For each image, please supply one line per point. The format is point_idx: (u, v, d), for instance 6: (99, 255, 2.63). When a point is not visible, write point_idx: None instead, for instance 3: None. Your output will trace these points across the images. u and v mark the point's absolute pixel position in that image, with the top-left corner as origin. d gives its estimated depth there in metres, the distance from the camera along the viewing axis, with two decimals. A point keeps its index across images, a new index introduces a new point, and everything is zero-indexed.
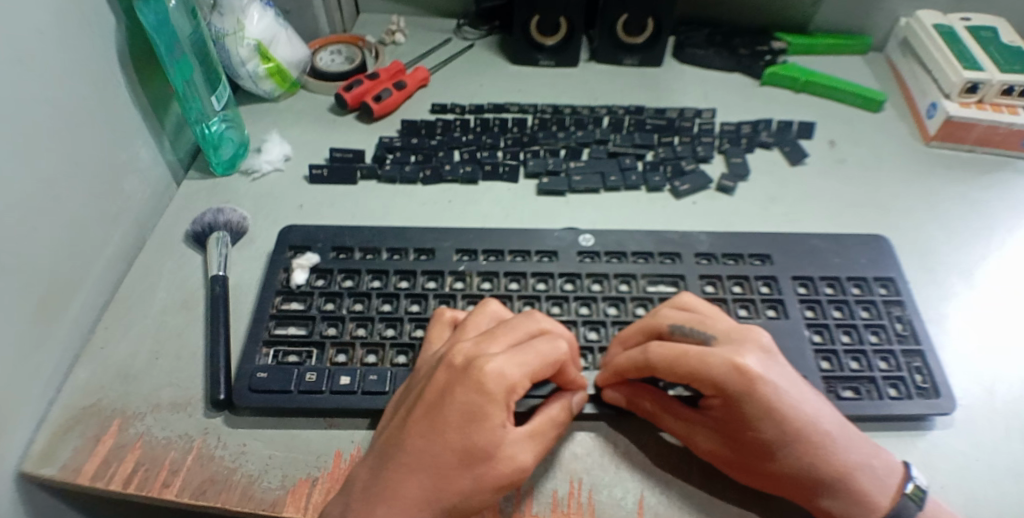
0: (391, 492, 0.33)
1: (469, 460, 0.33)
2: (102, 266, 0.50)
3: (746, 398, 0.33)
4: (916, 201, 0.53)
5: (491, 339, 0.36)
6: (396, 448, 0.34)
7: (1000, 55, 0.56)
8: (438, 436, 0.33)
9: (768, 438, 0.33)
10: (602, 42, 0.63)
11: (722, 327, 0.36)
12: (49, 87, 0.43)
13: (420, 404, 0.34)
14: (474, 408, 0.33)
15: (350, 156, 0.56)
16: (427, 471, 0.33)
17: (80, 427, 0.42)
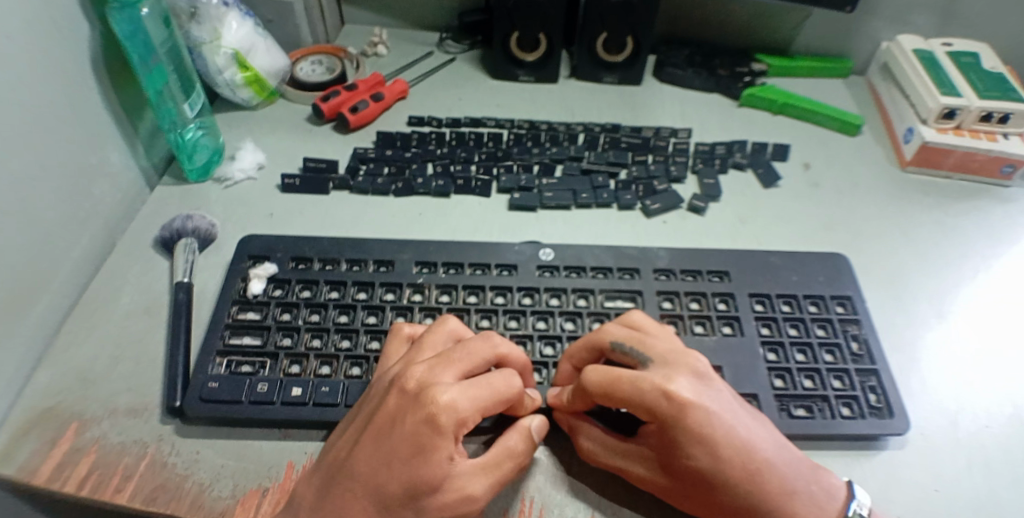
0: (336, 515, 0.34)
1: (414, 490, 0.33)
2: (67, 268, 0.50)
3: (677, 426, 0.33)
4: (889, 227, 0.53)
5: (445, 364, 0.36)
6: (344, 471, 0.34)
7: (980, 81, 0.56)
8: (384, 463, 0.33)
9: (702, 466, 0.32)
10: (581, 59, 0.63)
11: (659, 349, 0.37)
12: (14, 89, 0.43)
13: (370, 428, 0.35)
14: (421, 438, 0.33)
15: (323, 166, 0.56)
16: (372, 497, 0.33)
17: (32, 432, 0.42)
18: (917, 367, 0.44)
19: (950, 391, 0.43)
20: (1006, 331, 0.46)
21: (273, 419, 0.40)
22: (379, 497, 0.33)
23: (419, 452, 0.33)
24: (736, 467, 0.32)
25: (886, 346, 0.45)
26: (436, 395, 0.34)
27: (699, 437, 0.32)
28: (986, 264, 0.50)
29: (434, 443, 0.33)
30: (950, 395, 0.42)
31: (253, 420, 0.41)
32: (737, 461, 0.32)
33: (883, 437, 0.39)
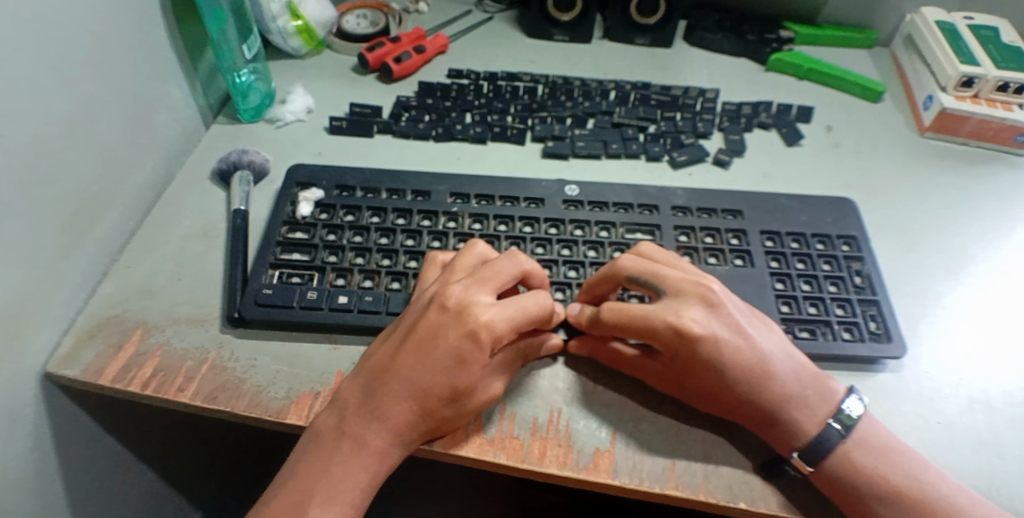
0: (382, 415, 0.36)
1: (456, 394, 0.36)
2: (131, 192, 0.54)
3: (688, 357, 0.37)
4: (905, 187, 0.55)
5: (482, 285, 0.39)
6: (387, 377, 0.37)
7: (999, 53, 0.58)
8: (429, 370, 0.36)
9: (711, 384, 0.37)
10: (615, 21, 0.65)
11: (671, 281, 0.40)
12: (91, 12, 0.46)
13: (412, 340, 0.37)
14: (465, 349, 0.36)
15: (367, 112, 0.59)
16: (416, 400, 0.36)
17: (105, 332, 0.46)
18: (923, 312, 0.47)
19: (951, 335, 0.46)
20: (1008, 286, 0.49)
21: (323, 322, 0.45)
22: (423, 399, 0.36)
23: (463, 361, 0.36)
24: (743, 386, 0.37)
25: (890, 289, 0.48)
26: (478, 314, 0.37)
27: (708, 363, 0.37)
28: (994, 224, 0.53)
29: (477, 354, 0.36)
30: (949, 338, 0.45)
31: (304, 324, 0.45)
32: (744, 382, 0.37)
33: (879, 360, 0.43)
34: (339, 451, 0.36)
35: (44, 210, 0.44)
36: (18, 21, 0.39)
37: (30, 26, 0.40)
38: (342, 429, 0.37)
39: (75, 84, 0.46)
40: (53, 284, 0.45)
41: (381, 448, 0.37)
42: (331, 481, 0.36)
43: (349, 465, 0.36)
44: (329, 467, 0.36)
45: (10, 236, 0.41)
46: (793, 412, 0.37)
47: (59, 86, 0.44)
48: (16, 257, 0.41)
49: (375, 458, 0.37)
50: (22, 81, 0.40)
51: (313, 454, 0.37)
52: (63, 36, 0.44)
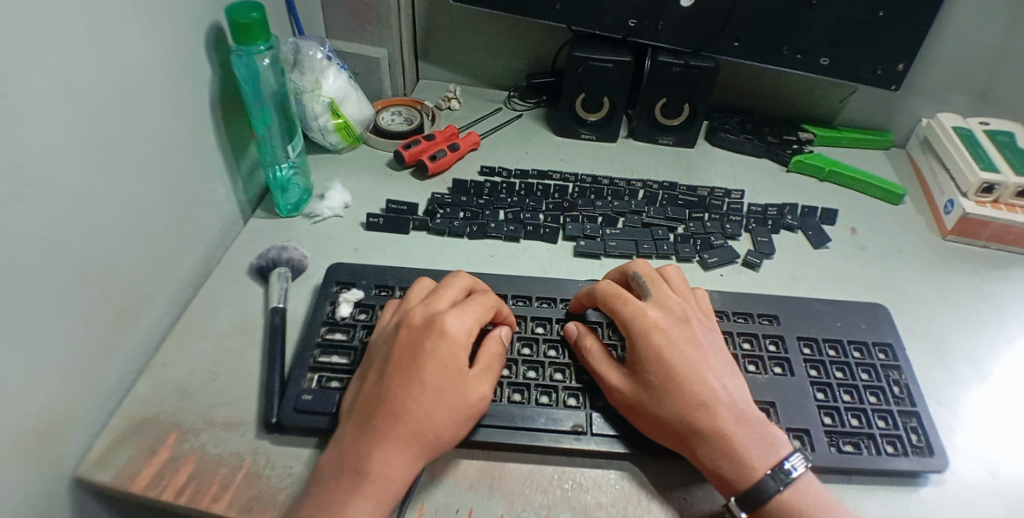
0: (386, 443, 0.39)
1: (446, 398, 0.40)
2: (169, 284, 0.54)
3: (640, 335, 0.44)
4: (934, 292, 0.56)
5: (439, 300, 0.45)
6: (382, 401, 0.40)
7: (1017, 159, 0.61)
8: (416, 380, 0.40)
9: (653, 378, 0.42)
10: (640, 123, 0.68)
11: (660, 291, 0.47)
12: (145, 116, 0.48)
13: (397, 359, 0.42)
14: (448, 354, 0.42)
15: (404, 209, 0.61)
16: (415, 416, 0.39)
17: (138, 435, 0.45)
18: (958, 421, 0.47)
19: (993, 448, 0.45)
20: None
21: None
22: (420, 413, 0.39)
23: (448, 365, 0.41)
24: (680, 403, 0.41)
25: (927, 398, 0.48)
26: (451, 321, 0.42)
27: (654, 375, 0.42)
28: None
29: (457, 356, 0.42)
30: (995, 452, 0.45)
31: None
32: (690, 388, 0.41)
33: (920, 473, 0.43)
34: (349, 489, 0.37)
35: (87, 312, 0.44)
36: (80, 132, 0.41)
37: (87, 135, 0.42)
38: (347, 467, 0.38)
39: (126, 183, 0.47)
40: (87, 385, 0.45)
41: (390, 481, 0.38)
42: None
43: (360, 503, 0.37)
44: (338, 508, 0.37)
45: (55, 340, 0.41)
46: (739, 435, 0.40)
47: (110, 190, 0.45)
48: (56, 360, 0.41)
49: (385, 492, 0.38)
50: (76, 187, 0.41)
51: (322, 496, 0.38)
52: (118, 144, 0.45)
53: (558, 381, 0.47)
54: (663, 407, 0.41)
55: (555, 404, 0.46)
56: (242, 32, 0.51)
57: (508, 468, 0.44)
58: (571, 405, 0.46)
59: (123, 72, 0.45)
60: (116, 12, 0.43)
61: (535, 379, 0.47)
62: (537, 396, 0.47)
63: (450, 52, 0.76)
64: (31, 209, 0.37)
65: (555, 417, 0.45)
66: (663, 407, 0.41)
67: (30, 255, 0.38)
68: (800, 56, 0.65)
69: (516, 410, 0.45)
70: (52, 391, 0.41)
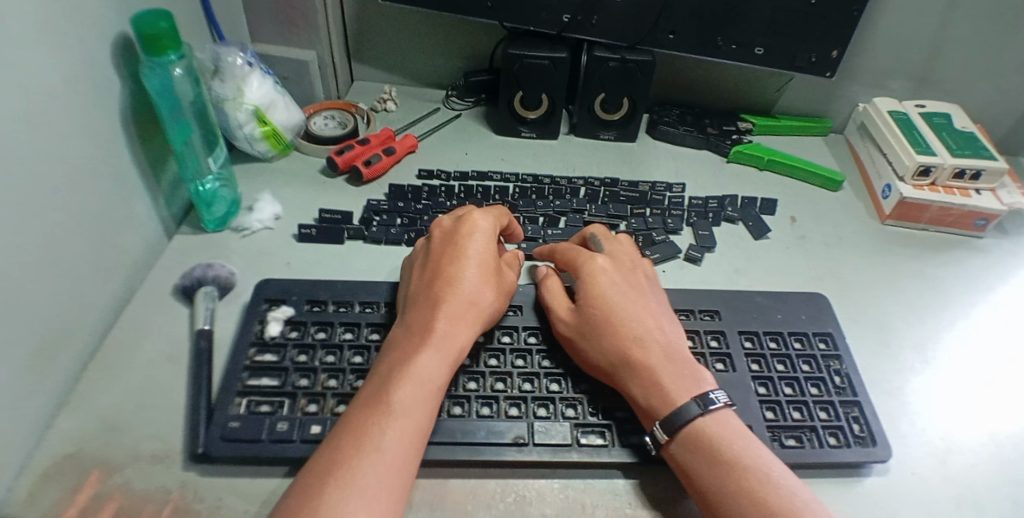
0: (431, 337, 0.42)
1: (478, 301, 0.46)
2: (91, 312, 0.51)
3: (589, 282, 0.48)
4: (871, 277, 0.58)
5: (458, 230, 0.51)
6: (423, 307, 0.45)
7: (953, 141, 0.63)
8: (453, 283, 0.46)
9: (598, 315, 0.46)
10: (582, 119, 0.68)
11: (614, 250, 0.51)
12: (54, 133, 0.45)
13: (435, 269, 0.47)
14: (478, 264, 0.48)
15: (338, 218, 0.59)
16: (454, 312, 0.44)
17: (60, 475, 0.42)
18: (906, 411, 0.47)
19: (934, 431, 0.46)
20: (983, 371, 0.50)
21: (292, 457, 0.43)
22: (460, 309, 0.45)
23: (477, 272, 0.47)
24: (618, 334, 0.44)
25: (867, 385, 0.48)
26: (479, 236, 0.49)
27: (593, 311, 0.46)
28: (965, 311, 0.55)
29: (485, 265, 0.48)
30: (937, 434, 0.45)
31: (273, 460, 0.43)
32: (633, 326, 0.45)
33: (867, 464, 0.43)
34: (398, 378, 0.40)
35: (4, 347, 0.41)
36: None
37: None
38: (395, 362, 0.41)
39: (38, 204, 0.44)
40: (7, 425, 0.42)
41: (435, 373, 0.41)
42: (398, 404, 0.38)
43: (408, 386, 0.39)
44: (388, 393, 0.39)
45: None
46: (677, 374, 0.42)
47: (23, 214, 0.42)
48: None
49: (431, 382, 0.40)
50: None
51: (371, 390, 0.40)
52: (26, 163, 0.42)
53: (499, 391, 0.46)
54: (602, 343, 0.44)
55: (497, 416, 0.45)
56: (150, 42, 0.48)
57: (451, 485, 0.43)
58: (513, 415, 0.45)
59: (25, 84, 0.41)
60: (15, 18, 0.40)
61: (476, 391, 0.46)
62: (478, 408, 0.45)
63: (384, 53, 0.75)
64: None
65: (497, 430, 0.44)
66: (601, 343, 0.44)
67: None
68: (736, 47, 0.66)
69: (456, 424, 0.44)
70: None
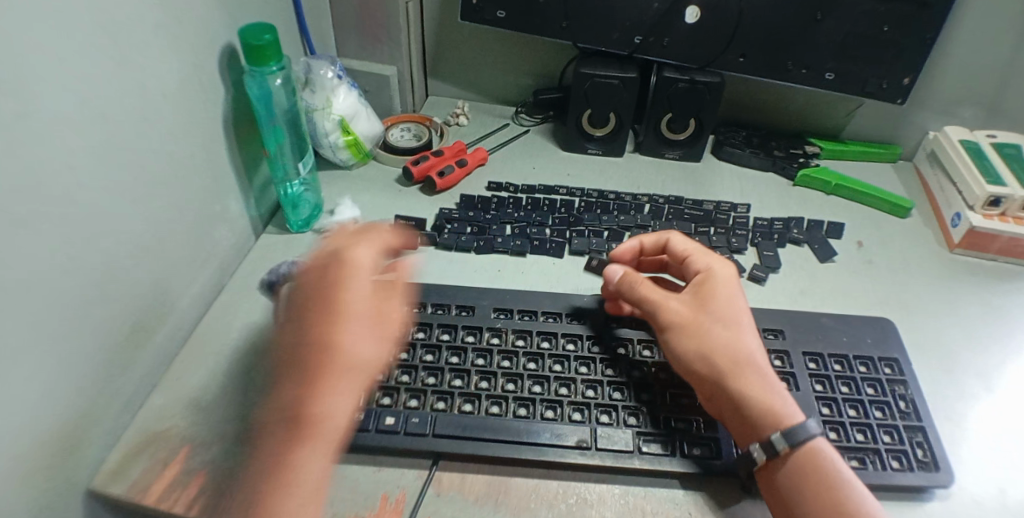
0: (317, 387, 0.45)
1: (376, 322, 0.51)
2: (184, 302, 0.56)
3: (721, 278, 0.50)
4: (940, 305, 0.57)
5: None
6: (308, 342, 0.48)
7: (1022, 172, 0.62)
8: (333, 316, 0.48)
9: (728, 310, 0.48)
10: (647, 138, 0.71)
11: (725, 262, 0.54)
12: (162, 136, 0.49)
13: (323, 301, 0.50)
14: (366, 292, 0.51)
15: (413, 224, 0.62)
16: (343, 357, 0.47)
17: (148, 449, 0.46)
18: (968, 438, 0.46)
19: (994, 461, 0.45)
20: None
21: (368, 444, 0.46)
22: (336, 350, 0.47)
23: (365, 299, 0.51)
24: (728, 333, 0.46)
25: (934, 413, 0.48)
26: None
27: (721, 306, 0.48)
28: None
29: (371, 300, 0.51)
30: (997, 466, 0.45)
31: (350, 446, 0.46)
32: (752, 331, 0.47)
33: (927, 489, 0.43)
34: (294, 439, 0.43)
35: (106, 327, 0.45)
36: (95, 146, 0.41)
37: (107, 152, 0.43)
38: (289, 415, 0.44)
39: (144, 198, 0.48)
40: (105, 399, 0.46)
41: (330, 423, 0.44)
42: (300, 468, 0.42)
43: (310, 446, 0.43)
44: (289, 455, 0.42)
45: (79, 354, 0.42)
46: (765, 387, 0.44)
47: (132, 204, 0.47)
48: (79, 376, 0.43)
49: (328, 432, 0.44)
50: (98, 204, 0.42)
51: (272, 452, 0.43)
52: (137, 160, 0.47)
53: (563, 396, 0.48)
54: (732, 336, 0.46)
55: (560, 420, 0.47)
56: (254, 53, 0.52)
57: (514, 483, 0.45)
58: (576, 420, 0.47)
59: (143, 88, 0.46)
60: (136, 32, 0.45)
61: (541, 394, 0.48)
62: (543, 410, 0.47)
63: (458, 69, 0.79)
64: (50, 225, 0.38)
65: (560, 432, 0.46)
66: (731, 337, 0.46)
67: (52, 268, 0.38)
68: (807, 70, 0.67)
69: (521, 425, 0.46)
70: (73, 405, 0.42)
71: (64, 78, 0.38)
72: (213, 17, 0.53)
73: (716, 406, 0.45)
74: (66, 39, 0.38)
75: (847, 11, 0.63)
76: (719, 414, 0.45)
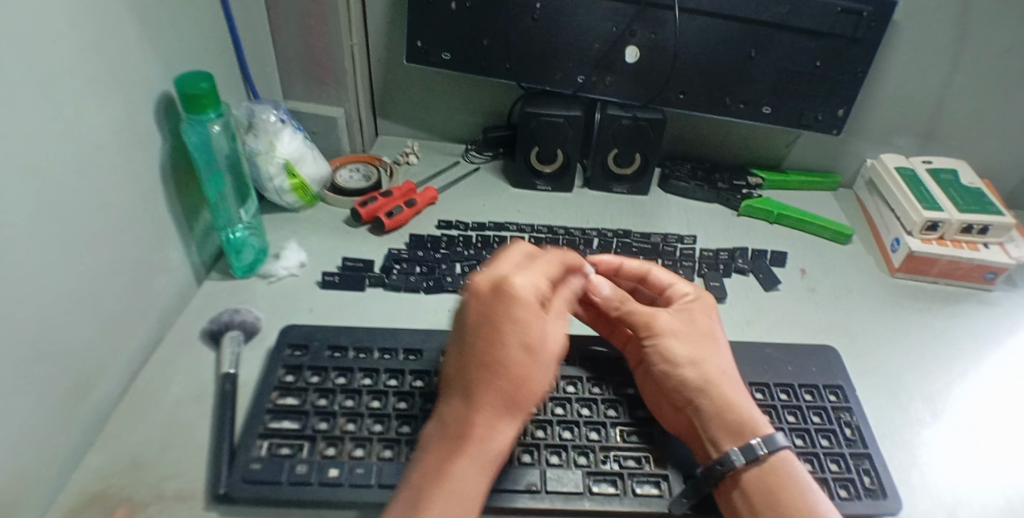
0: (484, 409, 0.38)
1: (538, 353, 0.39)
2: (121, 355, 0.53)
3: (705, 303, 0.51)
4: (882, 328, 0.58)
5: (503, 264, 0.43)
6: (471, 366, 0.38)
7: (960, 196, 0.65)
8: (513, 342, 0.38)
9: (712, 332, 0.49)
10: (595, 173, 0.73)
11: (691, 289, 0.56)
12: (99, 183, 0.48)
13: (475, 324, 0.39)
14: (533, 319, 0.39)
15: (360, 266, 0.63)
16: (513, 375, 0.38)
17: (87, 510, 0.42)
18: (916, 462, 0.46)
19: (944, 484, 0.45)
20: (997, 426, 0.50)
21: (311, 499, 0.43)
22: (516, 373, 0.38)
23: (534, 326, 0.39)
24: (714, 351, 0.48)
25: (882, 439, 0.48)
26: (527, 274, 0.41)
27: (706, 327, 0.49)
28: (975, 365, 0.55)
29: (541, 326, 0.39)
30: (949, 489, 0.45)
31: (289, 501, 0.43)
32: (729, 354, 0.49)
33: (877, 517, 0.42)
34: (451, 452, 0.37)
35: (45, 384, 0.43)
36: (32, 189, 0.40)
37: (46, 198, 0.41)
38: (447, 433, 0.38)
39: (80, 245, 0.46)
40: (41, 462, 0.43)
41: (491, 446, 0.38)
42: (456, 484, 0.36)
43: (466, 465, 0.37)
44: (445, 472, 0.36)
45: (11, 418, 0.39)
46: (741, 399, 0.45)
47: (67, 250, 0.44)
48: (14, 435, 0.40)
49: (486, 456, 0.37)
50: (33, 252, 0.40)
51: (426, 461, 0.37)
52: (76, 204, 0.45)
53: (512, 437, 0.46)
54: (719, 357, 0.47)
55: (509, 463, 0.44)
56: (191, 101, 0.52)
57: None
58: (526, 462, 0.44)
59: (82, 131, 0.45)
60: (77, 76, 0.44)
61: None
62: None
63: (409, 110, 0.81)
64: None
65: (509, 476, 0.43)
66: (718, 357, 0.47)
67: None
68: (744, 105, 0.70)
69: None
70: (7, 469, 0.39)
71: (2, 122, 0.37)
72: (150, 64, 0.53)
73: (697, 412, 0.44)
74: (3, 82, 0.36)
75: (776, 49, 0.66)
76: (699, 421, 0.44)
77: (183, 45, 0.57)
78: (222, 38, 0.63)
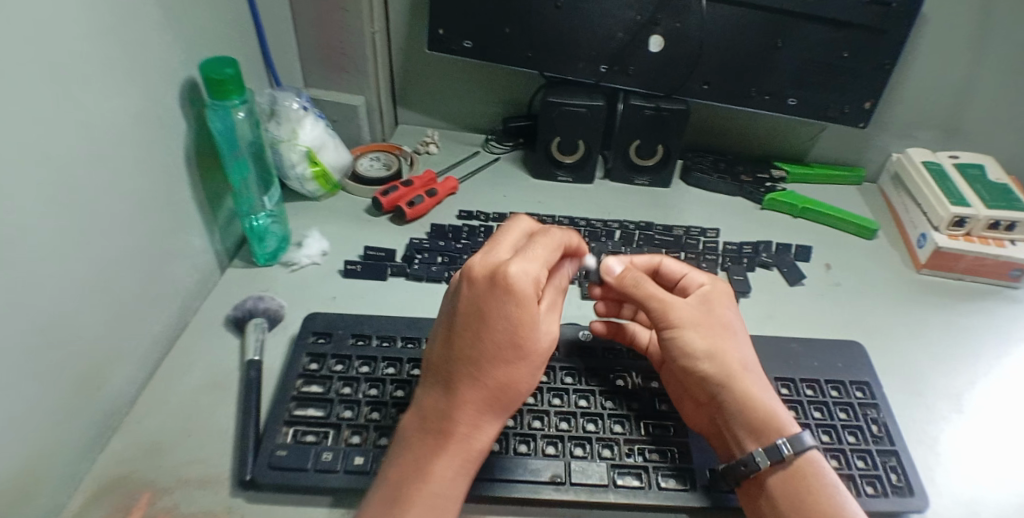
0: (465, 402, 0.38)
1: (524, 349, 0.39)
2: (143, 340, 0.53)
3: (722, 296, 0.50)
4: (907, 325, 0.58)
5: (501, 249, 0.41)
6: (458, 359, 0.38)
7: (987, 192, 0.64)
8: (502, 340, 0.38)
9: (731, 326, 0.48)
10: (617, 164, 0.73)
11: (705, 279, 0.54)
12: (120, 174, 0.48)
13: (462, 317, 0.39)
14: (522, 315, 0.38)
15: (382, 255, 0.63)
16: (500, 372, 0.38)
17: (111, 495, 0.43)
18: (939, 460, 0.46)
19: (968, 483, 0.45)
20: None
21: (335, 486, 0.43)
22: (503, 368, 0.38)
23: (524, 320, 0.38)
24: (733, 344, 0.46)
25: (907, 437, 0.48)
26: (522, 264, 0.39)
27: (723, 320, 0.48)
28: (1001, 364, 0.55)
29: (533, 324, 0.39)
30: (974, 487, 0.44)
31: (317, 488, 0.44)
32: (747, 348, 0.47)
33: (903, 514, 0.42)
34: (432, 448, 0.37)
35: (65, 371, 0.43)
36: (51, 180, 0.40)
37: (64, 189, 0.41)
38: (429, 428, 0.38)
39: (102, 235, 0.46)
40: (59, 448, 0.43)
41: (472, 442, 0.38)
42: (436, 483, 0.36)
43: (448, 462, 0.37)
44: (426, 470, 0.36)
45: (33, 403, 0.40)
46: (764, 393, 0.44)
47: (88, 239, 0.44)
48: (34, 422, 0.40)
49: (467, 453, 0.38)
50: (57, 242, 0.41)
51: (405, 457, 0.37)
52: (97, 194, 0.45)
53: (536, 429, 0.46)
54: (738, 352, 0.46)
55: (534, 454, 0.44)
56: (216, 87, 0.51)
57: None
58: (550, 453, 0.45)
59: (102, 119, 0.45)
60: (97, 65, 0.44)
61: (515, 428, 0.46)
62: (516, 444, 0.45)
63: (428, 98, 0.81)
64: (11, 265, 0.36)
65: (533, 467, 0.44)
66: (738, 353, 0.46)
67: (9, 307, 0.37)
68: (769, 97, 0.70)
69: (492, 460, 0.44)
70: (26, 455, 0.39)
71: (21, 112, 0.36)
72: (173, 53, 0.53)
73: (720, 409, 0.44)
74: (22, 72, 0.36)
75: (800, 40, 0.65)
76: (722, 417, 0.44)
77: (205, 31, 0.57)
78: (244, 25, 0.62)
